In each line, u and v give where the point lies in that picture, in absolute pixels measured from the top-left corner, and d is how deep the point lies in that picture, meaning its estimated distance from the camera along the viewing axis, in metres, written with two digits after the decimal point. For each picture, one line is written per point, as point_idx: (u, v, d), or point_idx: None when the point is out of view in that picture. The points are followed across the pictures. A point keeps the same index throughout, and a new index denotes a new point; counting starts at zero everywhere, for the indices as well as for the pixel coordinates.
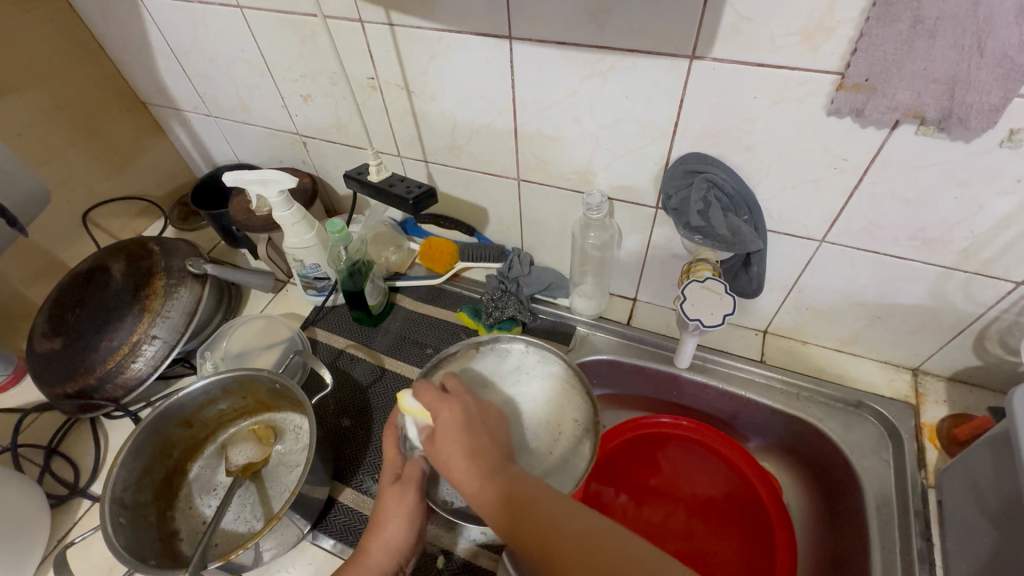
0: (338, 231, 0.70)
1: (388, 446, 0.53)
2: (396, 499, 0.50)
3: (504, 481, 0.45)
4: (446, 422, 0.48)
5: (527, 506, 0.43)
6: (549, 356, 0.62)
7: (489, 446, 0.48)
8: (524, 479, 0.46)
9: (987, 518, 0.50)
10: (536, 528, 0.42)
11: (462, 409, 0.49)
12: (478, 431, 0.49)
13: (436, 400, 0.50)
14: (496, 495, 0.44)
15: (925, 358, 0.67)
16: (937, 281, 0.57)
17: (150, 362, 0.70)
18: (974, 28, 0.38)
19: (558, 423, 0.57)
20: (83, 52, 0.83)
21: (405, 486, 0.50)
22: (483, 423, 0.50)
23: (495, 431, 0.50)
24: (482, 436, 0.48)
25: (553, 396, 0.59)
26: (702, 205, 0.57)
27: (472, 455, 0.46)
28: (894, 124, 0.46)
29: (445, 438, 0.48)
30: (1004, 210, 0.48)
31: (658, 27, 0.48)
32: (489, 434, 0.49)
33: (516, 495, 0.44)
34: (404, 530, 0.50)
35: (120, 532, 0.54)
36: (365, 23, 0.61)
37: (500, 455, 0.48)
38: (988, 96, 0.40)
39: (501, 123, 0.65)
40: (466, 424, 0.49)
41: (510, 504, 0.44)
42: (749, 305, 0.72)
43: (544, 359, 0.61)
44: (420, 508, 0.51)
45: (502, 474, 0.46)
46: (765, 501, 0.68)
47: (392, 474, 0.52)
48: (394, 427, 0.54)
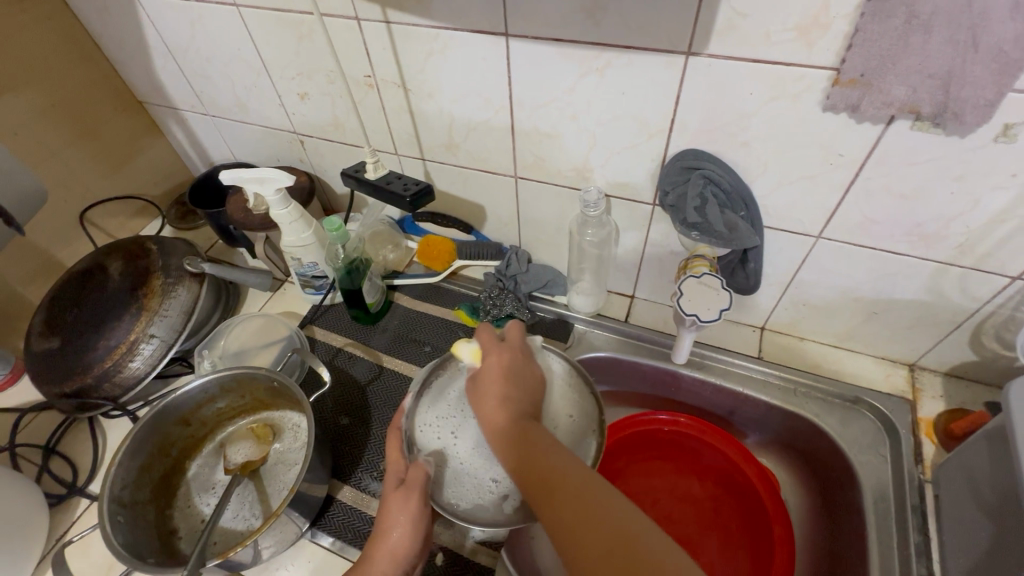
0: (336, 230, 0.71)
1: (392, 450, 0.53)
2: (400, 504, 0.49)
3: (526, 427, 0.48)
4: (493, 364, 0.53)
5: (549, 467, 0.44)
6: (552, 355, 0.59)
7: (522, 396, 0.51)
8: (547, 435, 0.47)
9: (983, 511, 0.50)
10: (556, 491, 0.43)
11: (509, 356, 0.54)
12: (518, 379, 0.52)
13: (492, 344, 0.55)
14: (516, 439, 0.47)
15: (922, 354, 0.67)
16: (932, 277, 0.57)
17: (147, 361, 0.69)
18: (968, 23, 0.38)
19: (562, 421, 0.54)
20: (80, 52, 0.82)
21: (408, 491, 0.49)
22: (524, 373, 0.53)
23: (532, 386, 0.53)
24: (520, 385, 0.52)
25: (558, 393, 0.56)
26: (699, 201, 0.57)
27: (506, 398, 0.50)
28: (890, 120, 0.47)
29: (487, 378, 0.52)
30: (999, 205, 0.49)
31: (654, 24, 0.48)
32: (526, 386, 0.52)
33: (541, 455, 0.45)
34: (410, 533, 0.49)
35: (119, 531, 0.54)
36: (362, 21, 0.61)
37: (532, 407, 0.51)
38: (982, 91, 0.41)
39: (498, 121, 0.65)
40: (509, 371, 0.52)
41: (534, 461, 0.45)
42: (746, 302, 0.72)
43: (547, 356, 0.59)
44: (424, 512, 0.49)
45: (529, 424, 0.48)
46: (764, 496, 0.67)
47: (396, 478, 0.51)
48: (397, 430, 0.54)
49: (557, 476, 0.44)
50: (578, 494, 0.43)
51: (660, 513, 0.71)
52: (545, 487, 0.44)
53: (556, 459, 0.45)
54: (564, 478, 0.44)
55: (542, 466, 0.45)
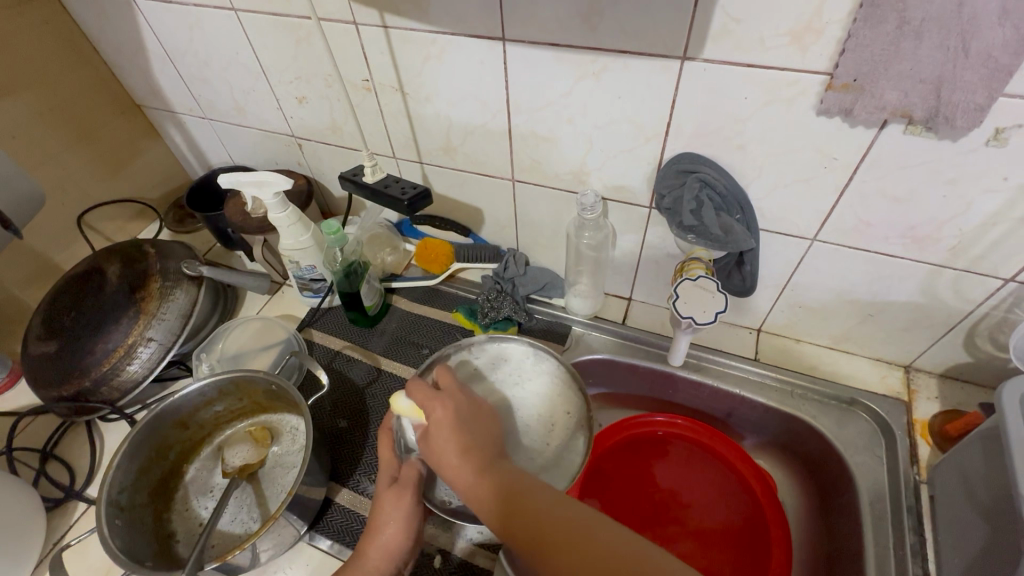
0: (334, 233, 0.71)
1: (383, 447, 0.55)
2: (393, 501, 0.51)
3: (496, 476, 0.47)
4: (440, 418, 0.50)
5: (533, 516, 0.44)
6: (543, 355, 0.63)
7: (481, 441, 0.50)
8: (523, 476, 0.47)
9: (978, 512, 0.50)
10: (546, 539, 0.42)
11: (453, 404, 0.51)
12: (470, 425, 0.51)
13: (428, 398, 0.51)
14: (496, 495, 0.46)
15: (917, 355, 0.67)
16: (926, 279, 0.58)
17: (145, 364, 0.69)
18: (959, 28, 0.39)
19: (552, 420, 0.60)
20: (78, 56, 0.83)
21: (402, 489, 0.52)
22: (474, 417, 0.52)
23: (487, 428, 0.52)
24: (476, 434, 0.50)
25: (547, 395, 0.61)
26: (694, 205, 0.58)
27: (464, 450, 0.48)
28: (883, 123, 0.47)
29: (438, 434, 0.50)
30: (991, 208, 0.49)
31: (649, 28, 0.49)
32: (482, 426, 0.51)
33: (523, 507, 0.44)
34: (401, 530, 0.50)
35: (117, 534, 0.54)
36: (360, 25, 0.61)
37: (494, 446, 0.50)
38: (973, 95, 0.41)
39: (495, 125, 0.66)
40: (458, 422, 0.50)
41: (518, 518, 0.44)
42: (742, 304, 0.73)
43: (538, 358, 0.63)
44: (417, 508, 0.52)
45: (499, 471, 0.48)
46: (760, 496, 0.69)
47: (389, 477, 0.53)
48: (388, 429, 0.55)
49: (544, 520, 0.43)
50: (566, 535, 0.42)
51: (653, 513, 0.71)
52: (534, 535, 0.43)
53: (538, 505, 0.44)
54: (548, 523, 0.43)
55: (527, 518, 0.44)
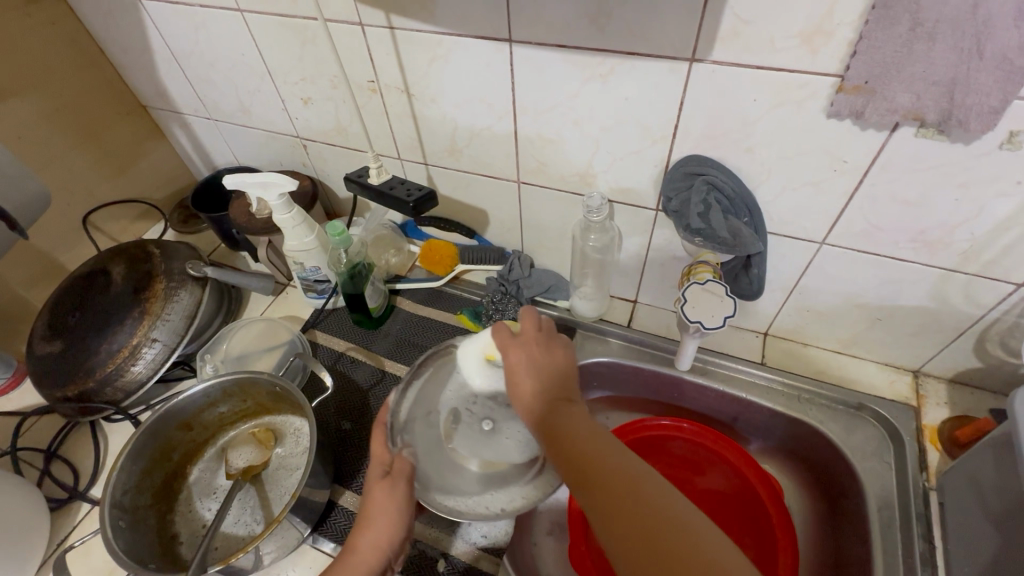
0: (339, 234, 0.70)
1: (376, 441, 0.53)
2: (384, 495, 0.49)
3: (564, 414, 0.47)
4: (517, 362, 0.50)
5: (590, 455, 0.44)
6: None
7: (556, 386, 0.49)
8: (590, 423, 0.47)
9: (989, 520, 0.50)
10: (598, 480, 0.43)
11: (532, 346, 0.50)
12: (547, 368, 0.50)
13: (511, 340, 0.51)
14: (554, 432, 0.46)
15: (926, 360, 0.67)
16: (936, 283, 0.57)
17: (150, 364, 0.69)
18: (973, 30, 0.38)
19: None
20: (85, 57, 0.83)
21: (395, 481, 0.50)
22: (551, 364, 0.50)
23: (562, 373, 0.50)
24: (551, 378, 0.49)
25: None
26: (702, 207, 0.57)
27: (540, 392, 0.49)
28: (894, 126, 0.46)
29: (514, 379, 0.50)
30: (1003, 212, 0.48)
31: (658, 31, 0.48)
32: (558, 374, 0.50)
33: (583, 452, 0.44)
34: (392, 521, 0.49)
35: (120, 536, 0.54)
36: (365, 26, 0.61)
37: (564, 389, 0.49)
38: (987, 98, 0.40)
39: (501, 127, 0.65)
40: (536, 363, 0.50)
41: (575, 458, 0.44)
42: (749, 308, 0.72)
43: None
44: (410, 503, 0.50)
45: (561, 411, 0.48)
46: (766, 502, 0.67)
47: (380, 470, 0.51)
48: (381, 425, 0.54)
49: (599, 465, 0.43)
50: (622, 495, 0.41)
51: None
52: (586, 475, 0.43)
53: (599, 447, 0.44)
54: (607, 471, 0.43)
55: (586, 461, 0.44)
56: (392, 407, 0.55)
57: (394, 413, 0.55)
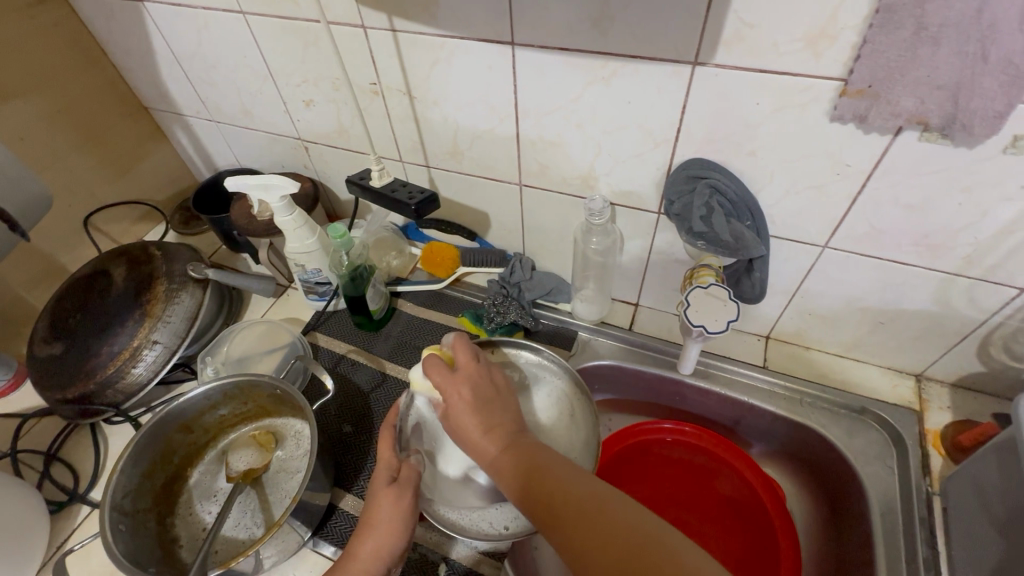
0: (340, 236, 0.70)
1: (383, 445, 0.52)
2: (390, 503, 0.49)
3: (516, 446, 0.46)
4: (457, 400, 0.48)
5: (550, 483, 0.42)
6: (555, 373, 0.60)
7: (502, 416, 0.48)
8: (543, 449, 0.46)
9: (993, 525, 0.49)
10: (568, 510, 0.41)
11: (470, 379, 0.49)
12: (493, 403, 0.49)
13: (446, 376, 0.49)
14: (510, 465, 0.45)
15: (929, 364, 0.66)
16: (940, 287, 0.57)
17: (150, 367, 0.69)
18: (977, 35, 0.38)
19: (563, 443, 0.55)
20: (87, 59, 0.83)
21: (401, 489, 0.50)
22: (494, 395, 0.49)
23: (509, 403, 0.49)
24: (499, 413, 0.48)
25: (558, 411, 0.57)
26: (705, 211, 0.57)
27: (488, 425, 0.47)
28: (897, 130, 0.46)
29: (457, 418, 0.48)
30: (1007, 217, 0.48)
31: (661, 34, 0.48)
32: (501, 404, 0.49)
33: (542, 480, 0.43)
34: (394, 530, 0.49)
35: (120, 540, 0.54)
36: (368, 29, 0.61)
37: (516, 422, 0.48)
38: (992, 102, 0.40)
39: (502, 129, 0.65)
40: (478, 397, 0.48)
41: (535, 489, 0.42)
42: (751, 311, 0.72)
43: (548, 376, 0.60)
44: (413, 514, 0.50)
45: (512, 444, 0.46)
46: (768, 506, 0.67)
47: (388, 475, 0.50)
48: (392, 427, 0.54)
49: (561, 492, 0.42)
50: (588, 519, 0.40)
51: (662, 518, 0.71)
52: (548, 506, 0.42)
53: (556, 474, 0.43)
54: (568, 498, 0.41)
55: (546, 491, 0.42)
56: (403, 411, 0.56)
57: (405, 417, 0.56)
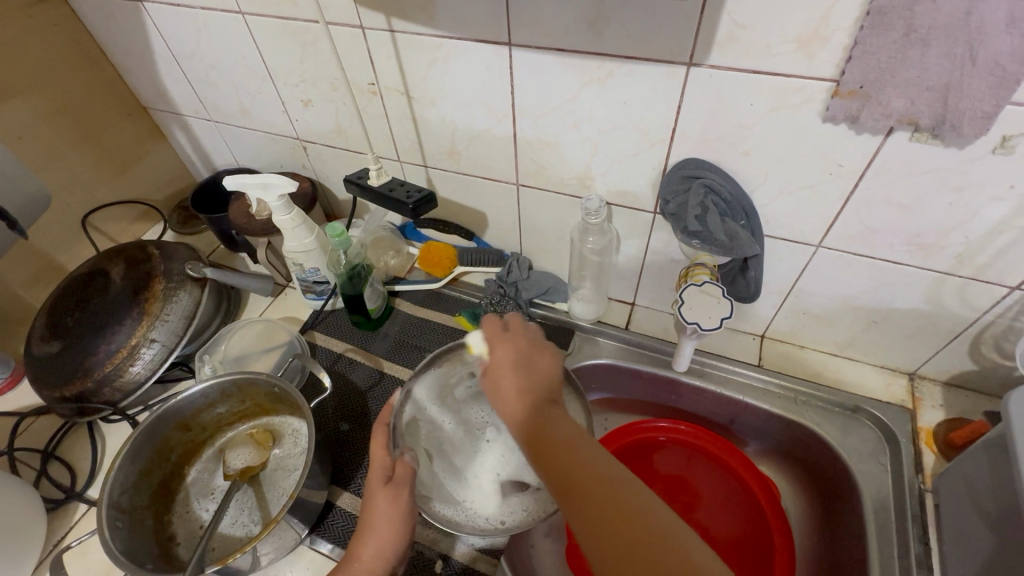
0: (338, 235, 0.70)
1: (376, 446, 0.52)
2: (387, 502, 0.49)
3: (541, 410, 0.47)
4: (500, 356, 0.51)
5: (567, 454, 0.43)
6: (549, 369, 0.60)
7: (537, 382, 0.50)
8: (568, 422, 0.46)
9: (983, 521, 0.50)
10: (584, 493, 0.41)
11: (517, 342, 0.52)
12: (528, 367, 0.51)
13: (499, 334, 0.54)
14: (531, 429, 0.46)
15: (922, 363, 0.67)
16: (932, 286, 0.58)
17: (148, 365, 0.70)
18: (966, 37, 0.39)
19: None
20: (86, 59, 0.83)
21: (398, 487, 0.50)
22: (532, 362, 0.51)
23: (547, 371, 0.51)
24: (534, 376, 0.50)
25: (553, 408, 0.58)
26: (700, 210, 0.58)
27: (520, 386, 0.49)
28: (889, 131, 0.47)
29: (496, 373, 0.51)
30: (997, 216, 0.49)
31: (656, 35, 0.49)
32: (538, 372, 0.51)
33: (562, 449, 0.44)
34: (394, 529, 0.49)
35: (118, 536, 0.54)
36: (366, 29, 0.62)
37: (549, 390, 0.50)
38: (981, 103, 0.41)
39: (500, 129, 0.66)
40: (521, 359, 0.51)
41: (552, 458, 0.44)
42: (746, 310, 0.73)
43: None
44: (411, 512, 0.50)
45: (539, 408, 0.47)
46: (764, 504, 0.68)
47: (384, 474, 0.51)
48: (383, 426, 0.54)
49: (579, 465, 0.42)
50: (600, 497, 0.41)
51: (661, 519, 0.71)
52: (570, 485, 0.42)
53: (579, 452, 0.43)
54: (584, 473, 0.42)
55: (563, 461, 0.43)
56: (396, 409, 0.56)
57: (398, 415, 0.57)
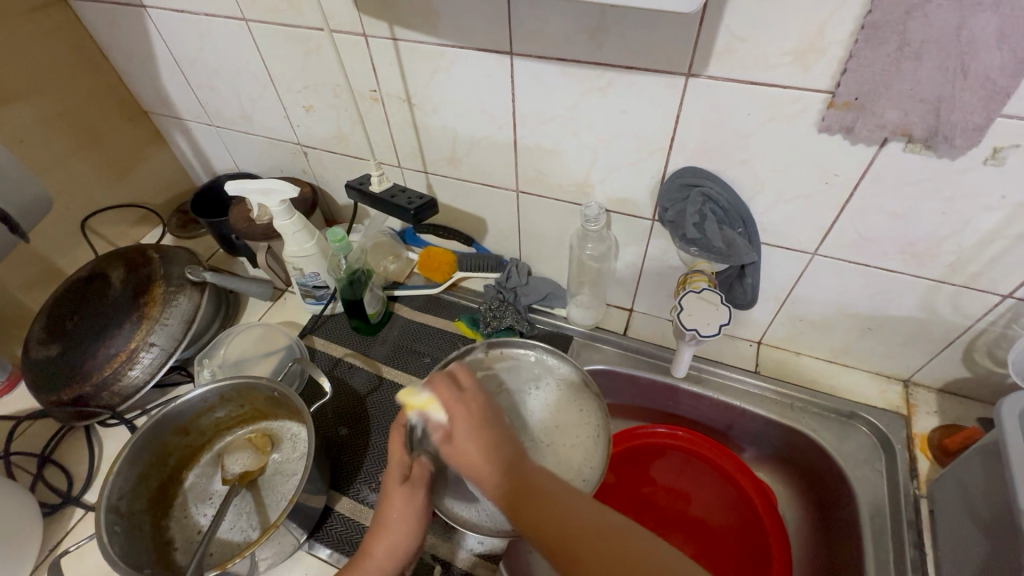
0: (339, 241, 0.71)
1: (394, 443, 0.53)
2: (404, 501, 0.50)
3: (519, 472, 0.46)
4: (461, 420, 0.48)
5: (563, 509, 0.44)
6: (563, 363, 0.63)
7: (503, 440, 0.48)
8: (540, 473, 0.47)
9: (977, 526, 0.50)
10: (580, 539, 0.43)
11: (470, 406, 0.50)
12: (490, 429, 0.49)
13: (453, 396, 0.50)
14: (516, 489, 0.45)
15: (916, 369, 0.68)
16: (926, 293, 0.59)
17: (146, 369, 0.69)
18: (957, 51, 0.40)
19: (572, 431, 0.58)
20: (87, 63, 0.84)
21: (414, 488, 0.51)
22: (494, 423, 0.49)
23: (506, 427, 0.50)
24: (497, 434, 0.49)
25: (566, 398, 0.61)
26: (698, 218, 0.59)
27: (490, 447, 0.47)
28: (883, 141, 0.48)
29: (460, 438, 0.48)
30: (989, 226, 0.50)
31: (656, 46, 0.50)
32: (501, 429, 0.49)
33: (548, 503, 0.44)
34: (408, 527, 0.49)
35: (115, 541, 0.54)
36: (369, 37, 0.63)
37: (515, 447, 0.49)
38: (972, 116, 0.42)
39: (500, 137, 0.66)
40: (478, 425, 0.49)
41: (538, 516, 0.44)
42: (743, 316, 0.73)
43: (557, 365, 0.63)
44: (426, 511, 0.51)
45: (519, 471, 0.47)
46: (761, 510, 0.68)
47: (401, 473, 0.51)
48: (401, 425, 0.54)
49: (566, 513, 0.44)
50: (595, 544, 0.42)
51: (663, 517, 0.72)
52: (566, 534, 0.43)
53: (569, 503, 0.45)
54: (566, 519, 0.43)
55: (552, 514, 0.44)
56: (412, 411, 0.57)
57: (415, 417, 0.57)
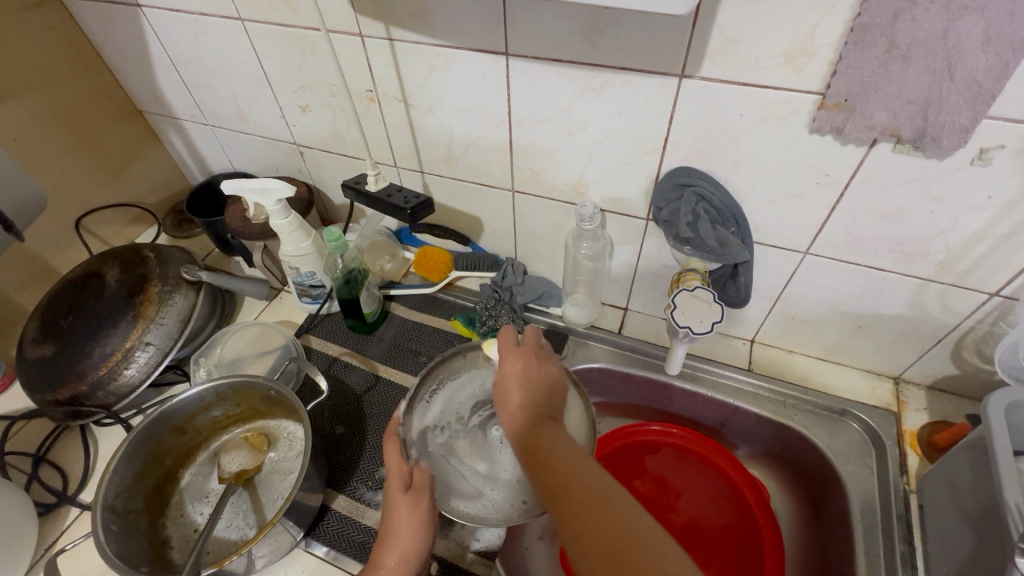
0: (336, 240, 0.71)
1: (391, 453, 0.52)
2: (409, 510, 0.49)
3: (541, 429, 0.47)
4: (510, 370, 0.52)
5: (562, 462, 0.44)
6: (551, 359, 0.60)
7: (544, 397, 0.51)
8: (562, 434, 0.47)
9: (964, 519, 0.51)
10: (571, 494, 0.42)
11: (525, 356, 0.53)
12: (534, 381, 0.52)
13: (512, 348, 0.54)
14: (530, 439, 0.47)
15: (906, 367, 0.69)
16: (915, 292, 0.59)
17: (142, 369, 0.69)
18: (944, 54, 0.41)
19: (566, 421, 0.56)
20: (82, 61, 0.83)
21: (417, 496, 0.50)
22: (541, 380, 0.52)
23: (552, 389, 0.52)
24: (539, 390, 0.51)
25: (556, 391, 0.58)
26: (691, 217, 0.60)
27: (524, 402, 0.50)
28: (872, 142, 0.49)
29: (504, 386, 0.52)
30: (976, 225, 0.51)
31: (649, 47, 0.50)
32: (545, 390, 0.52)
33: (552, 456, 0.45)
34: (415, 535, 0.49)
35: (112, 539, 0.54)
36: (365, 37, 0.63)
37: (551, 408, 0.50)
38: (958, 117, 0.43)
39: (496, 137, 0.67)
40: (526, 376, 0.52)
41: (540, 467, 0.45)
42: (737, 315, 0.74)
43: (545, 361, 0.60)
44: (432, 516, 0.50)
45: (543, 428, 0.48)
46: (755, 507, 0.69)
47: (402, 483, 0.51)
48: (395, 436, 0.54)
49: (562, 472, 0.43)
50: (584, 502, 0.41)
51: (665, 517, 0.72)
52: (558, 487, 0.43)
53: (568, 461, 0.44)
54: (564, 473, 0.43)
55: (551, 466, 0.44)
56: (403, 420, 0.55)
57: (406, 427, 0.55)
